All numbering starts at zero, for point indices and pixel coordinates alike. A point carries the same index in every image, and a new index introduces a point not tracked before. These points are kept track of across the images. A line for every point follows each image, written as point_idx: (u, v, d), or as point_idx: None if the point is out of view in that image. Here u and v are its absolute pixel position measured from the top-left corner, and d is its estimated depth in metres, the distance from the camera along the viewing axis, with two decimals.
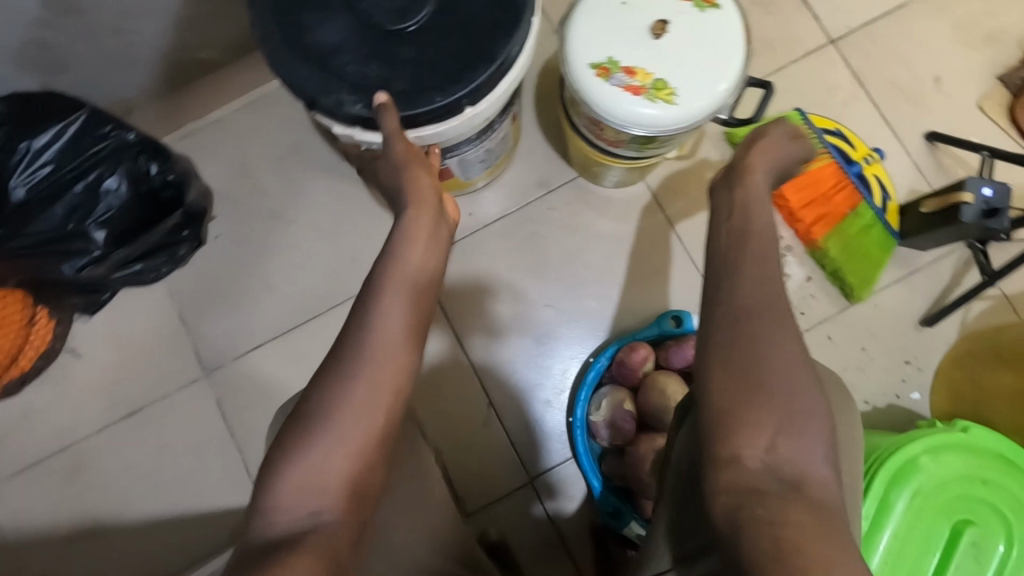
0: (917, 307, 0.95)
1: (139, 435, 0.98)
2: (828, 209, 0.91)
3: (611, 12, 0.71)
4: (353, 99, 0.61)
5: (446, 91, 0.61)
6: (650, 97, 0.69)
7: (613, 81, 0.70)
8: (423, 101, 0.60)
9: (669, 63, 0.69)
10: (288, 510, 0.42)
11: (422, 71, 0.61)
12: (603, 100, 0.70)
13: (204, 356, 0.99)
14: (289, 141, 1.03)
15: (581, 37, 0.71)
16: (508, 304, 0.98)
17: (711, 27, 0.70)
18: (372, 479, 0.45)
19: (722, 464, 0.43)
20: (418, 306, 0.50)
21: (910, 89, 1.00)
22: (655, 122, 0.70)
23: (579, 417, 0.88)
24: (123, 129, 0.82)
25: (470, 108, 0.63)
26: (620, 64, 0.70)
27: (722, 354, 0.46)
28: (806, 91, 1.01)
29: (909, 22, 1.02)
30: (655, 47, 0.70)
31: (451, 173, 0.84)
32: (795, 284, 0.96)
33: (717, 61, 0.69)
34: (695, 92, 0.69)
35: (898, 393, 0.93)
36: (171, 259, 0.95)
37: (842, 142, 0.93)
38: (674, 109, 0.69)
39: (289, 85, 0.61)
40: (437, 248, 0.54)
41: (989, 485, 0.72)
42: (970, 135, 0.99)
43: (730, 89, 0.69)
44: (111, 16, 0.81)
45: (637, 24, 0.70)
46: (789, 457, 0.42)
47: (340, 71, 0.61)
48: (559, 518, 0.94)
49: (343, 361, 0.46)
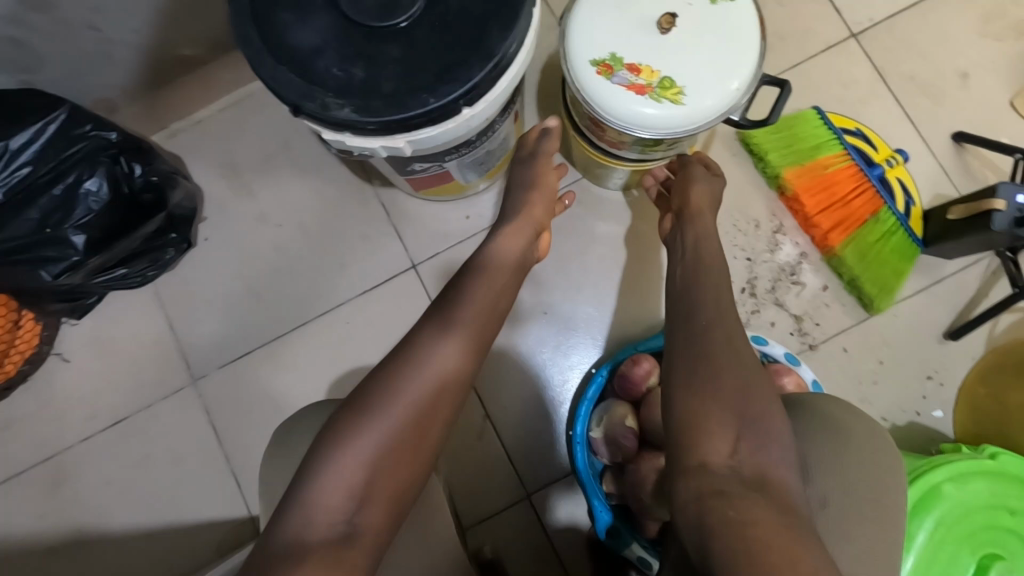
0: (941, 319, 0.89)
1: (125, 444, 0.95)
2: (844, 214, 0.87)
3: (615, 5, 0.66)
4: (339, 102, 0.56)
5: (437, 91, 0.56)
6: (656, 96, 0.64)
7: (615, 79, 0.65)
8: (415, 102, 0.56)
9: (676, 61, 0.64)
10: (320, 520, 0.46)
11: (411, 70, 0.56)
12: (605, 100, 0.65)
13: (192, 363, 0.96)
14: (280, 140, 0.99)
15: (583, 31, 0.66)
16: (530, 292, 0.94)
17: (725, 23, 0.65)
18: (407, 483, 0.51)
19: (689, 473, 0.46)
20: (479, 339, 0.59)
21: (936, 85, 0.94)
22: (660, 124, 0.65)
23: (579, 433, 0.83)
24: (104, 129, 0.79)
25: (467, 109, 0.59)
26: (623, 61, 0.65)
27: (702, 383, 0.49)
28: (823, 88, 0.95)
29: (935, 13, 0.95)
30: (662, 43, 0.64)
31: (450, 175, 0.80)
32: (809, 294, 0.91)
33: (730, 58, 0.64)
34: (705, 91, 0.64)
35: (918, 410, 0.88)
36: (156, 263, 0.93)
37: (862, 144, 0.89)
38: (681, 110, 0.64)
39: (271, 88, 0.57)
40: (506, 291, 0.64)
41: (1016, 515, 0.68)
42: (1000, 135, 0.93)
43: (743, 88, 0.64)
44: (88, 12, 0.77)
45: (643, 19, 0.65)
46: (749, 455, 0.45)
47: (323, 73, 0.57)
48: (557, 534, 0.90)
49: (385, 383, 0.52)
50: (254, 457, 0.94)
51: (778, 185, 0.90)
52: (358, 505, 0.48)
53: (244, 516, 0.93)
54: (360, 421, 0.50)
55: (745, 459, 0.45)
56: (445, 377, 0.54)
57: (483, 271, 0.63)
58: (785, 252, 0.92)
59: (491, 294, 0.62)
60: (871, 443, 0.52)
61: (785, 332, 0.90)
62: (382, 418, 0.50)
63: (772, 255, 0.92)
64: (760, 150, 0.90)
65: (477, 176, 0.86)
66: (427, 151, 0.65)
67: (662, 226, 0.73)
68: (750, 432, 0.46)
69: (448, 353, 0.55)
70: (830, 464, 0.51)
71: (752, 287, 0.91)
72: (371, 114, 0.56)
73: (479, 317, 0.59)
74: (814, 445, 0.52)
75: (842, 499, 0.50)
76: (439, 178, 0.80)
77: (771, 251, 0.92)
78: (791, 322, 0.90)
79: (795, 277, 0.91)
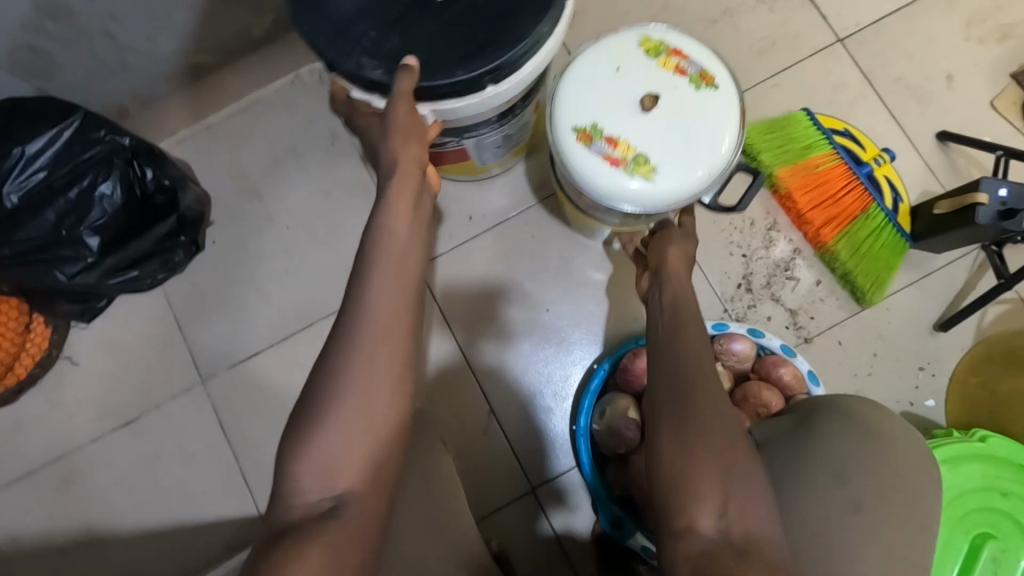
0: (930, 311, 0.92)
1: (134, 444, 0.96)
2: (836, 211, 0.90)
3: (602, 77, 0.68)
4: (372, 63, 0.59)
5: (466, 65, 0.59)
6: (629, 171, 0.66)
7: (593, 149, 0.66)
8: (444, 74, 0.59)
9: (654, 137, 0.66)
10: (306, 492, 0.42)
11: (444, 43, 0.59)
12: (585, 168, 0.66)
13: (201, 363, 0.98)
14: (287, 144, 1.02)
15: (570, 99, 0.68)
16: (518, 308, 0.97)
17: (706, 105, 0.67)
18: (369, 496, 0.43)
19: (675, 535, 0.41)
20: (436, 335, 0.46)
21: (921, 87, 0.98)
22: (634, 197, 0.66)
23: (582, 425, 0.85)
24: (117, 133, 0.81)
25: (491, 87, 0.61)
26: (603, 131, 0.67)
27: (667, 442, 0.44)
28: (812, 91, 0.98)
29: (919, 18, 0.99)
30: (644, 119, 0.66)
31: (466, 155, 0.81)
32: (804, 289, 0.94)
33: (708, 139, 0.66)
34: (680, 170, 0.66)
35: (912, 400, 0.90)
36: (166, 266, 0.94)
37: (851, 143, 0.92)
38: (653, 186, 0.65)
39: (310, 42, 0.60)
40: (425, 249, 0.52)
41: (1007, 496, 0.69)
42: (982, 134, 0.96)
43: (719, 169, 0.66)
44: (103, 21, 0.80)
45: (628, 93, 0.67)
46: (739, 516, 0.41)
47: (360, 36, 0.60)
48: (563, 530, 0.91)
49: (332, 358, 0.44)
50: (264, 455, 0.95)
51: (771, 183, 0.93)
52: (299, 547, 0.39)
53: (254, 513, 0.94)
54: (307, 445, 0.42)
55: (734, 521, 0.40)
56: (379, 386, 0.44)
57: (396, 205, 0.51)
58: (780, 249, 0.95)
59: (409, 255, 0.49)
60: (905, 450, 0.58)
61: (781, 326, 0.93)
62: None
63: (767, 252, 0.95)
64: (754, 150, 0.93)
65: (494, 159, 0.88)
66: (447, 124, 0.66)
67: (638, 285, 0.66)
68: (739, 489, 0.41)
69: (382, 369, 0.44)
70: (861, 467, 0.56)
71: (748, 282, 0.94)
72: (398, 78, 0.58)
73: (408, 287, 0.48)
74: (847, 449, 0.56)
75: (869, 500, 0.54)
76: (455, 156, 0.81)
77: (766, 248, 0.95)
78: (786, 315, 0.93)
79: (790, 273, 0.94)
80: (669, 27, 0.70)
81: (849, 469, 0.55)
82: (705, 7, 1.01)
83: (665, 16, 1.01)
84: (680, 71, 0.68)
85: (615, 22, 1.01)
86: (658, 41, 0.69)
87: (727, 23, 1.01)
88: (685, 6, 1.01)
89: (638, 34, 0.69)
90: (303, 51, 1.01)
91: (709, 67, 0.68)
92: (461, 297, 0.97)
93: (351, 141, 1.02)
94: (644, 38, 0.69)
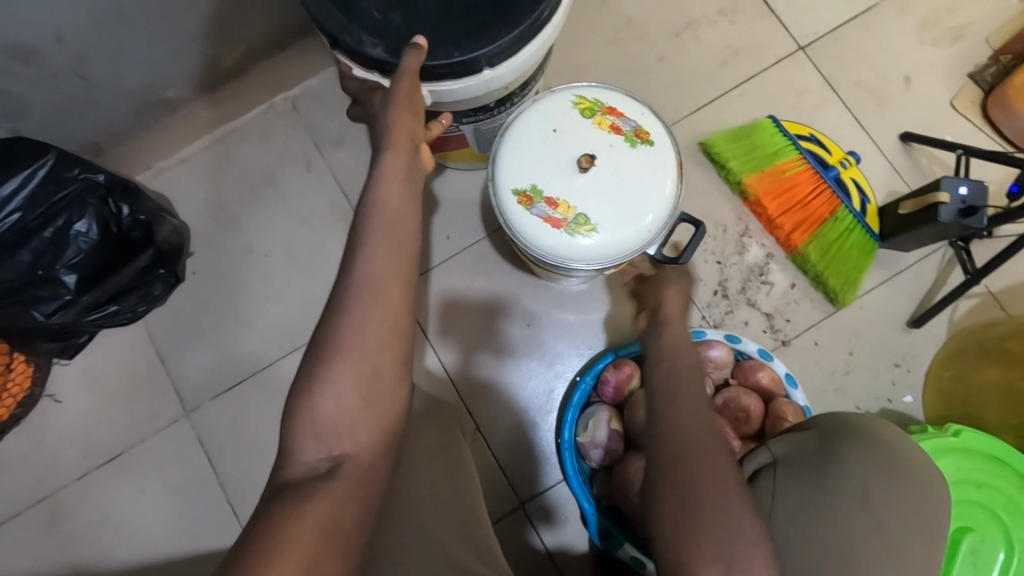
0: (903, 307, 0.94)
1: (120, 480, 0.96)
2: (805, 215, 0.92)
3: (539, 139, 0.66)
4: (373, 41, 0.63)
5: (463, 46, 0.62)
6: (570, 231, 0.65)
7: (534, 211, 0.65)
8: (441, 54, 0.62)
9: (591, 197, 0.65)
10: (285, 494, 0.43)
11: (444, 27, 0.63)
12: (527, 231, 0.65)
13: (184, 395, 0.98)
14: (262, 173, 1.03)
15: (508, 161, 0.66)
16: (518, 324, 0.97)
17: (641, 164, 0.66)
18: (356, 526, 0.40)
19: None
20: (405, 365, 0.46)
21: (882, 90, 1.00)
22: (580, 256, 0.65)
23: (567, 438, 0.85)
24: (91, 171, 0.81)
25: (487, 70, 0.64)
26: (542, 193, 0.65)
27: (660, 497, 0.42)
28: (778, 98, 1.01)
29: (876, 23, 1.02)
30: (581, 180, 0.65)
31: (464, 142, 0.82)
32: (779, 292, 0.95)
33: (648, 195, 0.65)
34: (619, 228, 0.65)
35: (889, 396, 0.92)
36: (146, 299, 0.95)
37: (817, 147, 0.94)
38: (593, 246, 0.65)
39: (315, 18, 0.64)
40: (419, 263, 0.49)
41: (982, 487, 0.69)
42: (943, 133, 0.99)
43: (657, 225, 0.65)
44: (73, 61, 0.81)
45: (564, 154, 0.66)
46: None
47: (365, 14, 0.64)
48: (553, 543, 0.91)
49: (300, 390, 0.44)
50: (251, 485, 0.95)
51: (741, 191, 0.95)
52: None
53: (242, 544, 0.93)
54: (279, 484, 0.42)
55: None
56: (351, 423, 0.44)
57: (380, 189, 0.50)
58: (754, 253, 0.96)
59: (399, 280, 0.46)
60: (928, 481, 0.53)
61: (759, 330, 0.94)
62: (287, 483, 0.42)
63: (741, 257, 0.96)
64: (721, 158, 0.95)
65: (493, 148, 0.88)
66: (448, 106, 0.70)
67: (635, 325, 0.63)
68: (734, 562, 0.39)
69: (356, 408, 0.44)
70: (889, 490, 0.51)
71: (724, 288, 0.95)
72: (398, 55, 0.62)
73: (397, 311, 0.45)
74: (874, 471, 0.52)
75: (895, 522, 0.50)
76: (455, 141, 0.82)
77: (739, 253, 0.96)
78: (762, 319, 0.95)
79: (764, 277, 0.96)
80: (604, 85, 0.69)
81: (873, 491, 0.51)
82: (668, 21, 1.03)
83: (629, 31, 1.03)
84: (615, 130, 0.66)
85: (580, 40, 1.03)
86: (593, 100, 0.67)
87: (690, 35, 1.03)
88: (649, 20, 1.03)
89: (573, 94, 0.67)
90: (277, 80, 1.02)
91: (644, 123, 0.67)
92: (447, 313, 0.98)
93: (328, 167, 1.04)
94: (579, 98, 0.67)
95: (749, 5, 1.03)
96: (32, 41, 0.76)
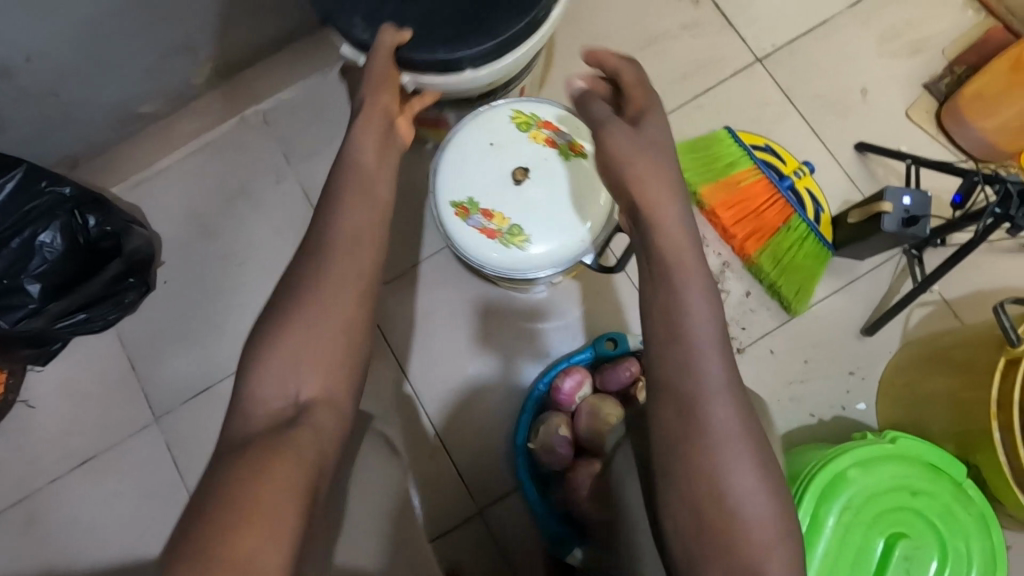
0: (858, 315, 0.95)
1: (92, 483, 0.98)
2: (758, 224, 0.93)
3: (475, 153, 0.69)
4: (366, 29, 0.66)
5: (448, 46, 0.65)
6: (504, 242, 0.67)
7: (470, 222, 0.68)
8: (426, 50, 0.65)
9: (526, 210, 0.68)
10: None
11: (431, 27, 0.66)
12: (463, 242, 0.68)
13: (154, 402, 1.01)
14: (234, 184, 1.06)
15: (446, 174, 0.69)
16: (478, 333, 0.98)
17: (574, 177, 0.68)
18: None
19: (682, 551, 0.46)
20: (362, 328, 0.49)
21: (838, 101, 1.02)
22: (514, 267, 0.68)
23: (520, 444, 0.88)
24: (59, 183, 0.84)
25: (469, 71, 0.67)
26: (479, 205, 0.68)
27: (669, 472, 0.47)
28: (737, 109, 1.02)
29: (834, 36, 1.04)
30: (515, 193, 0.68)
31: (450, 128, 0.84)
32: (734, 300, 0.96)
33: (579, 207, 0.68)
34: (550, 239, 0.67)
35: (843, 404, 0.93)
36: (117, 307, 0.96)
37: (771, 157, 0.96)
38: (527, 256, 0.67)
39: None
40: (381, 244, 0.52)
41: (918, 495, 0.70)
42: (899, 143, 1.00)
43: (590, 237, 0.67)
44: (45, 80, 0.85)
45: (499, 168, 0.68)
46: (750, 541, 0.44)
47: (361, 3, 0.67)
48: (510, 545, 0.92)
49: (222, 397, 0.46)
50: None
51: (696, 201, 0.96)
52: (244, 520, 0.37)
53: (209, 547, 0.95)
54: (240, 434, 0.44)
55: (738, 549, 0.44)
56: None
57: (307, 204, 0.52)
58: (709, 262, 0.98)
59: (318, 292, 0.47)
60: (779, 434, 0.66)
61: None
62: (245, 436, 0.43)
63: None
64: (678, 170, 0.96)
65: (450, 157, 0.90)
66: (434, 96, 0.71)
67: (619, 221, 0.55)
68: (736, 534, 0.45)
69: (316, 378, 0.46)
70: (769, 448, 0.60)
71: None
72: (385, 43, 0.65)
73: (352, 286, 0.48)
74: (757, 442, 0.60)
75: None
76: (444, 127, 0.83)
77: None
78: None
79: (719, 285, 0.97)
80: (542, 99, 0.71)
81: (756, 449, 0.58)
82: (630, 35, 1.05)
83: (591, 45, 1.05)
84: (550, 143, 0.69)
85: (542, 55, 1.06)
86: (529, 114, 0.70)
87: (651, 49, 1.05)
88: (611, 34, 1.06)
89: (511, 108, 0.70)
90: (248, 96, 1.05)
91: (578, 136, 0.69)
92: (411, 323, 0.99)
93: (296, 179, 1.06)
94: (516, 112, 0.70)
95: (708, 19, 1.05)
96: (3, 62, 0.80)
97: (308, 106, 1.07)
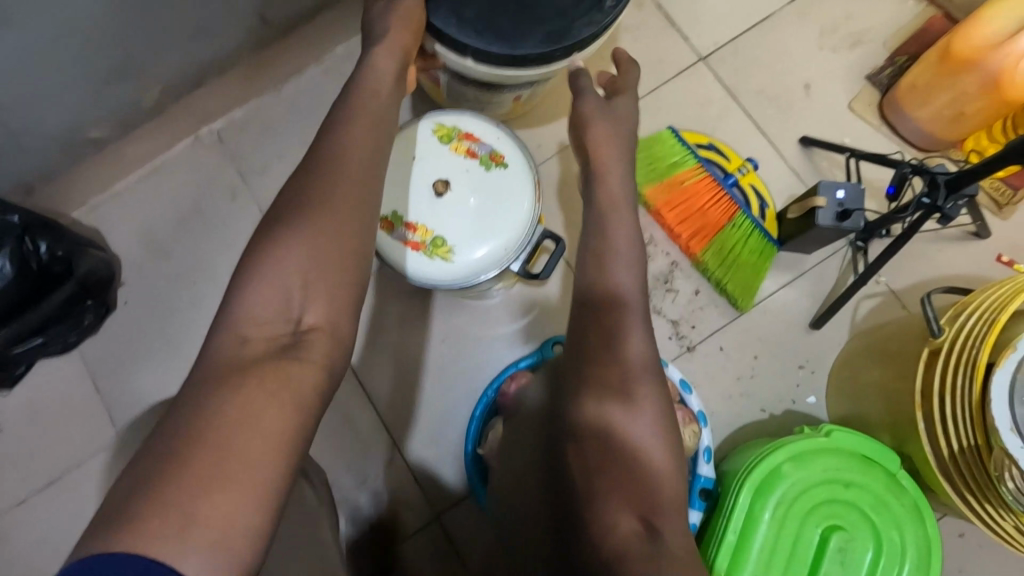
0: (806, 309, 0.96)
1: (60, 502, 1.00)
2: (704, 222, 0.94)
3: (396, 168, 0.70)
4: None
5: (463, 29, 0.64)
6: (428, 254, 0.68)
7: (395, 235, 0.68)
8: (443, 21, 0.64)
9: (449, 221, 0.69)
10: None
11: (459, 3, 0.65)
12: (388, 254, 0.68)
13: (116, 416, 1.02)
14: (189, 203, 1.08)
15: None
16: (433, 341, 0.98)
17: (496, 187, 0.70)
18: None
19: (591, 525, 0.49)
20: (352, 268, 0.48)
21: (781, 96, 1.02)
22: (439, 277, 0.69)
23: (469, 450, 0.89)
24: (6, 212, 0.86)
25: (472, 62, 0.67)
26: (403, 218, 0.69)
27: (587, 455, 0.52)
28: (682, 108, 1.03)
29: (776, 32, 1.04)
30: (438, 205, 0.69)
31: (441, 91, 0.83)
32: (684, 299, 0.96)
33: (501, 216, 0.69)
34: (473, 249, 0.68)
35: (793, 398, 0.93)
36: (75, 328, 0.99)
37: (715, 155, 0.97)
38: (451, 267, 0.68)
39: None
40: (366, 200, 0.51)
41: (850, 486, 0.71)
42: (843, 136, 1.01)
43: (511, 246, 0.69)
44: None
45: (421, 180, 0.69)
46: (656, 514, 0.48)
47: None
48: (464, 545, 0.94)
49: None
50: None
51: (642, 202, 0.96)
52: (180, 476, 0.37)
53: None
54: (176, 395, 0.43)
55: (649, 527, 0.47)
56: None
57: None
58: (658, 262, 0.97)
59: None
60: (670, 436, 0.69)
61: (664, 337, 0.95)
62: (237, 356, 0.42)
63: None
64: None
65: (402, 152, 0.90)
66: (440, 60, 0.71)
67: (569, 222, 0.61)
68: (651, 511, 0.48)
69: None
70: None
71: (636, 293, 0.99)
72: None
73: (343, 235, 0.48)
74: None
75: None
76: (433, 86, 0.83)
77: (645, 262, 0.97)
78: (669, 326, 0.96)
79: (669, 285, 0.97)
80: (463, 110, 0.72)
81: None
82: None
83: None
84: (471, 154, 0.70)
85: None
86: (450, 127, 0.71)
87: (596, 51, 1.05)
88: None
89: (433, 121, 0.71)
90: (199, 115, 1.07)
91: (499, 147, 0.71)
92: (364, 333, 0.99)
93: (250, 196, 1.08)
94: (438, 125, 0.71)
95: (649, 20, 1.04)
96: None
97: (261, 123, 1.09)
